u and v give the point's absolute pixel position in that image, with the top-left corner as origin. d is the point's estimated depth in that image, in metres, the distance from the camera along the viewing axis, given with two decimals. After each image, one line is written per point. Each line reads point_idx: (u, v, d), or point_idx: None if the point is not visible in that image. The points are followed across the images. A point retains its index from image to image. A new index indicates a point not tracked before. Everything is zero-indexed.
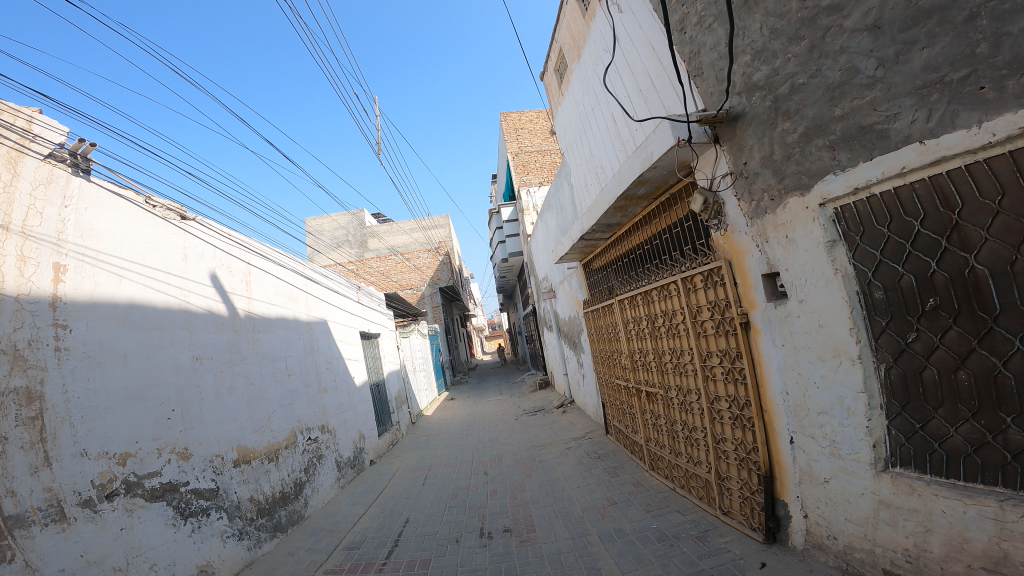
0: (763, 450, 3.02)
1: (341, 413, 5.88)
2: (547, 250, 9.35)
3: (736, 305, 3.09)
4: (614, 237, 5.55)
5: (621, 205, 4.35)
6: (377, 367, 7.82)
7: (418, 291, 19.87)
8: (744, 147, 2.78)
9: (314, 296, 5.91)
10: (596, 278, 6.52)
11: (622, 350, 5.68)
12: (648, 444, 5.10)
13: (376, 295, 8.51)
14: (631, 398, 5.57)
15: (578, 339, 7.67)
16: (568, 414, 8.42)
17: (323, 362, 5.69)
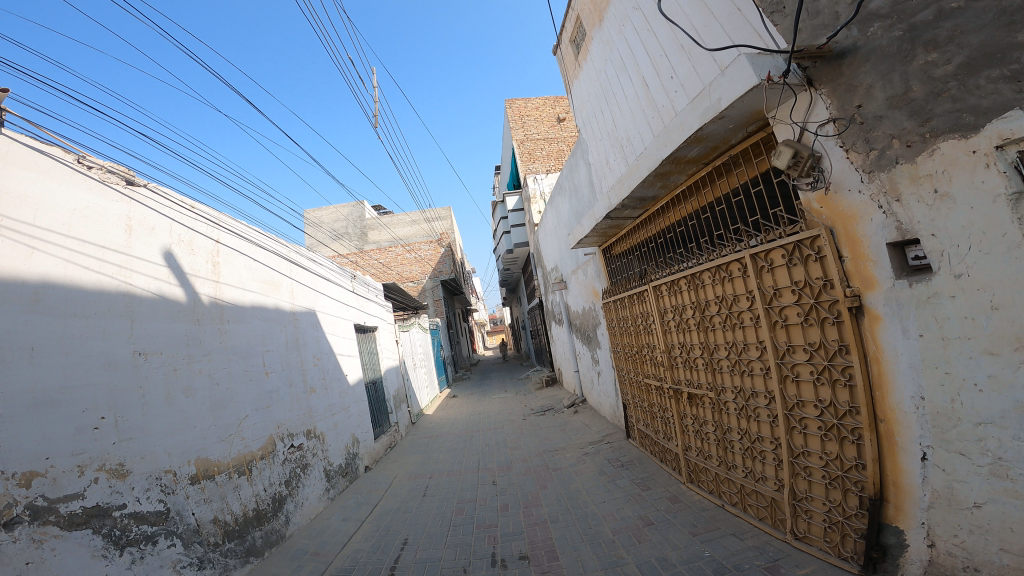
0: (875, 468, 2.51)
1: (333, 415, 5.29)
2: (557, 238, 8.68)
3: (844, 286, 2.57)
4: (644, 216, 4.95)
5: (662, 172, 3.76)
6: (374, 362, 7.17)
7: (418, 284, 19.17)
8: (856, 87, 2.30)
9: (300, 286, 5.22)
10: (617, 264, 5.90)
11: (652, 345, 5.10)
12: (688, 450, 4.53)
13: (374, 285, 7.84)
14: (664, 397, 4.94)
15: (592, 332, 7.01)
16: (580, 415, 7.77)
17: (311, 357, 5.08)
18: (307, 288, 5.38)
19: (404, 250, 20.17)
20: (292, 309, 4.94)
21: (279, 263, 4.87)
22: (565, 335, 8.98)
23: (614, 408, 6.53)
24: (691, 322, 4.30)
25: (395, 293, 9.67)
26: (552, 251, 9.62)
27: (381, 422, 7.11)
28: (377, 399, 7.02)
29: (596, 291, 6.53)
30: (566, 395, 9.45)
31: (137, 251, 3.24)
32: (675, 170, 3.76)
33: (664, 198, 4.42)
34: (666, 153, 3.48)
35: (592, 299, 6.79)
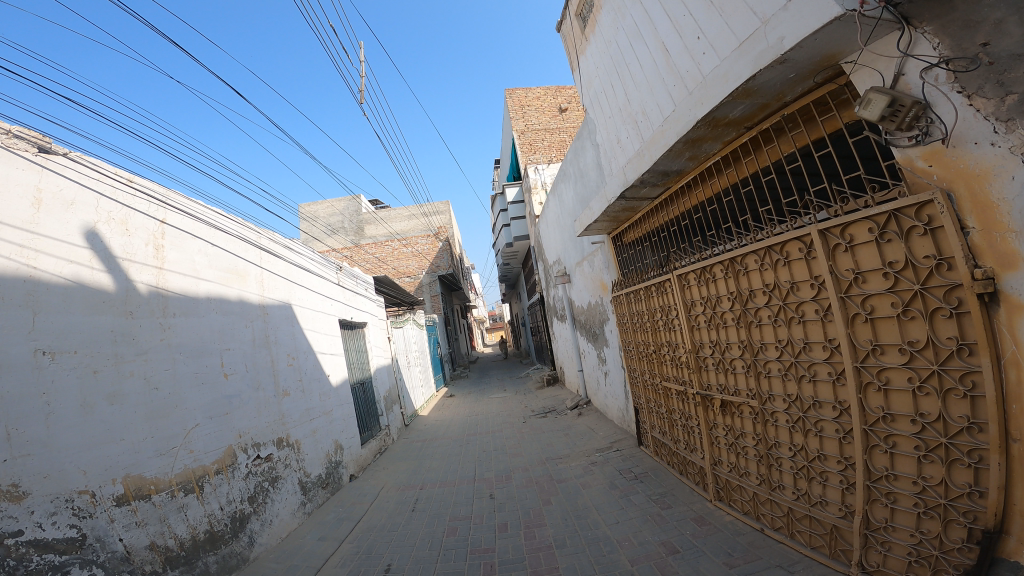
0: (999, 497, 2.16)
1: (317, 422, 4.98)
2: (561, 229, 8.14)
3: (973, 265, 2.13)
4: (663, 198, 4.43)
5: (693, 138, 3.26)
6: (362, 361, 6.62)
7: (416, 279, 18.61)
8: (978, 23, 1.91)
9: (272, 274, 4.86)
10: (628, 254, 5.39)
11: (673, 344, 4.66)
12: (721, 468, 4.12)
13: (363, 278, 7.29)
14: (689, 405, 4.51)
15: (599, 328, 6.48)
16: (585, 417, 7.24)
17: (286, 356, 4.74)
18: (282, 277, 5.03)
19: (401, 244, 19.59)
20: (263, 299, 4.65)
21: (245, 247, 4.61)
22: (568, 331, 8.43)
23: (624, 411, 6.01)
24: (734, 318, 3.84)
25: (389, 288, 9.12)
26: (555, 243, 9.06)
27: (371, 426, 6.59)
28: (366, 400, 6.48)
29: (604, 283, 5.99)
30: (569, 395, 8.91)
31: (49, 229, 3.09)
32: (710, 137, 3.26)
33: (691, 174, 3.90)
34: (702, 114, 2.99)
35: (599, 292, 6.25)
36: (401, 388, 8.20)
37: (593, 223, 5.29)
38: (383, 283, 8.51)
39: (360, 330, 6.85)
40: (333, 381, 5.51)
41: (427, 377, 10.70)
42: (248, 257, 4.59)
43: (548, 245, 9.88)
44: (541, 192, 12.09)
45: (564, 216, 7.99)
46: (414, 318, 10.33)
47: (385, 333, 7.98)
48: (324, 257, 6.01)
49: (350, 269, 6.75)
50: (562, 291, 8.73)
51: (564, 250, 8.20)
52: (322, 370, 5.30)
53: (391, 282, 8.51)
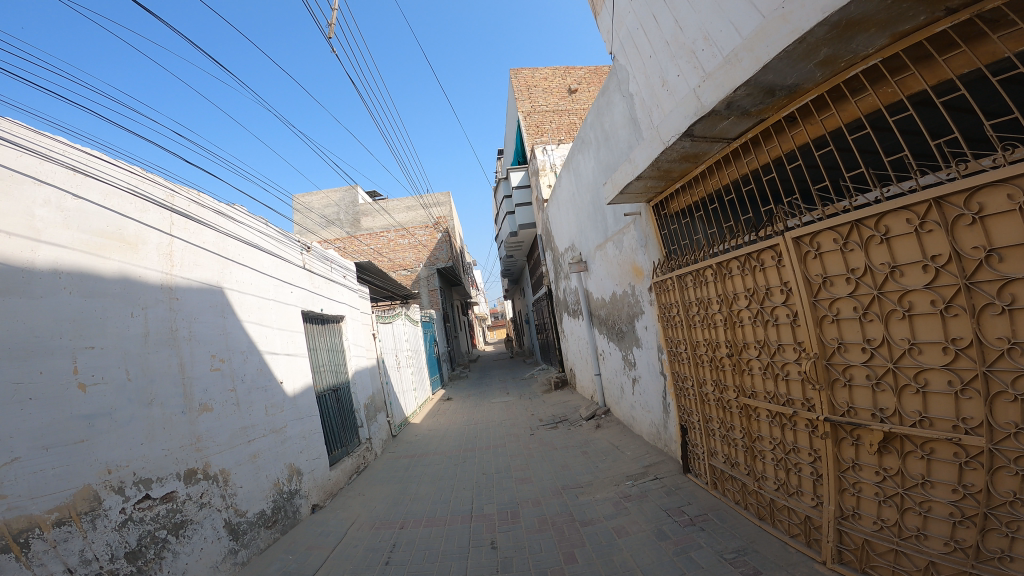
0: None
1: (256, 444, 3.76)
2: (579, 209, 6.91)
3: None
4: (745, 141, 3.14)
5: (849, 22, 2.00)
6: (335, 361, 5.37)
7: (413, 272, 17.39)
8: None
9: (183, 244, 3.60)
10: (680, 227, 4.12)
11: (784, 345, 3.25)
12: (865, 525, 2.77)
13: (339, 260, 6.05)
14: (791, 432, 3.25)
15: (626, 324, 5.22)
16: (606, 432, 6.00)
17: (202, 358, 3.50)
18: (206, 249, 3.79)
19: (397, 235, 18.34)
20: (168, 277, 3.42)
21: (141, 204, 3.35)
22: (585, 328, 7.16)
23: (660, 427, 4.79)
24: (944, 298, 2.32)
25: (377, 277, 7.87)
26: (568, 224, 7.78)
27: (345, 443, 5.33)
28: (338, 410, 5.24)
29: (636, 265, 4.72)
30: (583, 403, 7.69)
31: None
32: (877, 21, 2.01)
33: (814, 92, 2.61)
34: None
35: (627, 277, 4.96)
36: (388, 392, 6.95)
37: (630, 188, 4.00)
38: (368, 271, 7.27)
39: (333, 323, 5.58)
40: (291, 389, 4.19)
41: (421, 379, 9.48)
42: (144, 220, 3.35)
43: (560, 230, 8.61)
44: (550, 175, 10.87)
45: (582, 192, 6.73)
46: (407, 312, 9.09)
47: (367, 329, 6.70)
48: (282, 236, 4.78)
49: (320, 249, 5.50)
50: (576, 281, 7.45)
51: (581, 231, 6.92)
52: (274, 376, 3.95)
53: (379, 271, 7.26)
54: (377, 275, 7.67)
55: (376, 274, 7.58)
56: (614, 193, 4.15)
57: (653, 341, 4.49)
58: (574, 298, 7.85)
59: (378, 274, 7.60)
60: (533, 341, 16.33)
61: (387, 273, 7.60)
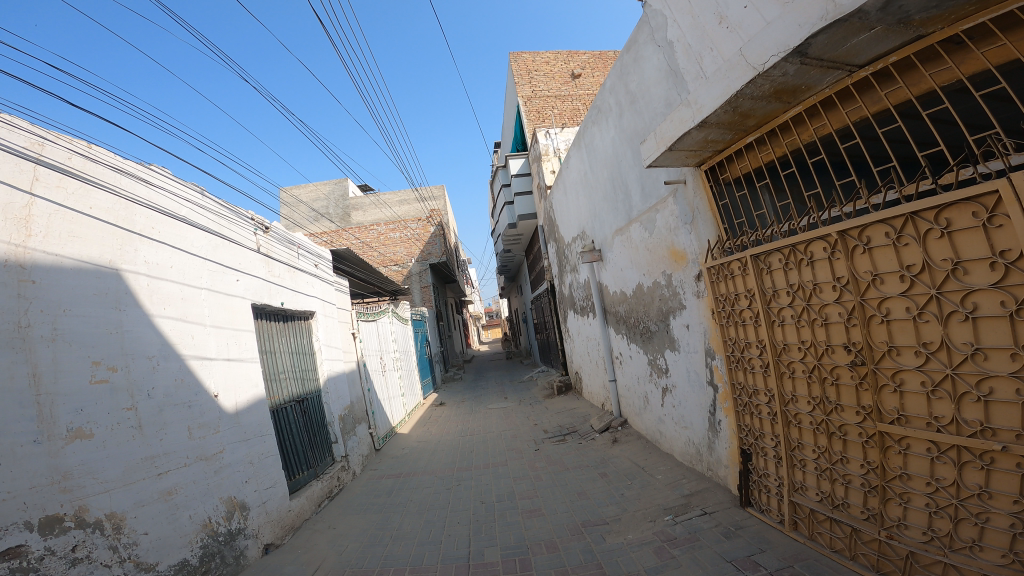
0: None
1: (170, 479, 2.64)
2: (593, 191, 5.96)
3: None
4: (878, 69, 2.12)
5: None
6: (299, 365, 4.37)
7: (404, 267, 16.35)
8: None
9: (53, 206, 2.37)
10: (745, 194, 3.10)
11: (897, 342, 2.05)
12: (988, 558, 1.81)
13: (304, 243, 4.98)
14: (909, 462, 2.07)
15: (653, 322, 4.27)
16: (626, 449, 5.07)
17: (75, 367, 2.30)
18: (96, 217, 2.57)
19: (388, 228, 17.00)
20: (18, 251, 2.20)
21: None
22: (597, 328, 6.18)
23: (701, 448, 3.86)
24: None
25: (359, 269, 6.84)
26: (578, 208, 6.76)
27: (311, 464, 4.35)
28: (302, 425, 4.26)
29: (673, 247, 3.72)
30: (593, 411, 6.74)
31: None
32: None
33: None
34: None
35: (660, 263, 3.96)
36: (370, 399, 5.95)
37: (684, 146, 3.01)
38: (348, 261, 6.24)
39: (296, 320, 4.54)
40: (230, 404, 3.20)
41: (410, 382, 8.52)
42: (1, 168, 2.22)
43: (567, 217, 7.58)
44: (553, 161, 9.93)
45: (598, 167, 5.71)
46: (394, 308, 8.08)
47: (344, 327, 5.65)
48: (229, 208, 3.71)
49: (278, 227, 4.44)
50: (585, 275, 6.46)
51: (596, 214, 5.90)
52: (202, 387, 2.95)
53: (360, 260, 6.23)
54: (359, 266, 6.64)
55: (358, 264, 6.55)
56: (659, 152, 3.13)
57: (696, 345, 3.53)
58: (582, 293, 6.89)
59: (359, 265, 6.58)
60: (531, 339, 15.39)
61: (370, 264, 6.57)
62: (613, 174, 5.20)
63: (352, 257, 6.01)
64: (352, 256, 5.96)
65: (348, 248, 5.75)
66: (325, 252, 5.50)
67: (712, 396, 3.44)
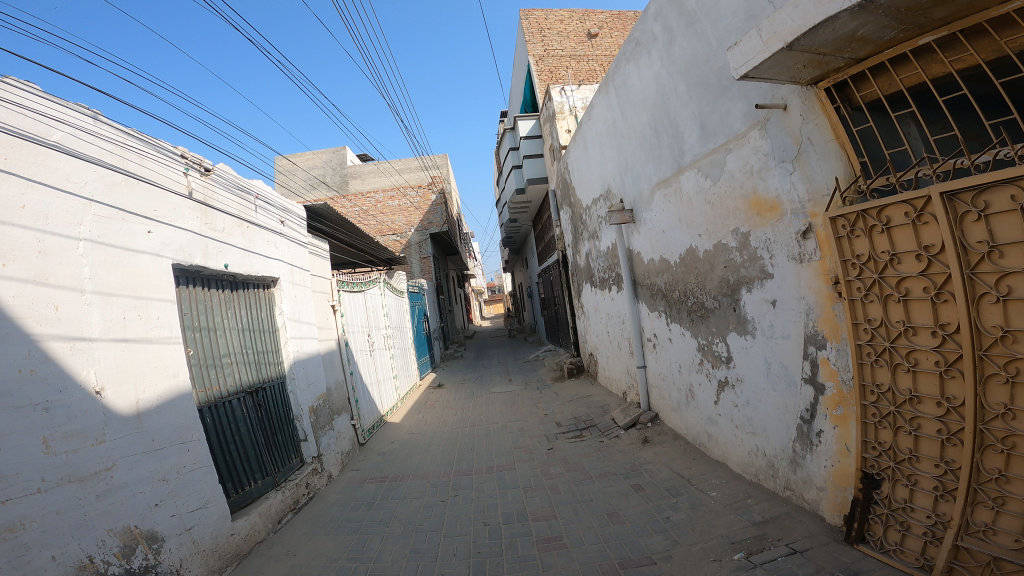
0: None
1: (9, 512, 1.81)
2: (624, 139, 4.87)
3: None
4: None
5: None
6: (251, 347, 3.36)
7: (402, 237, 15.18)
8: None
9: None
10: (899, 118, 2.05)
11: None
12: None
13: (268, 196, 3.85)
14: None
15: (707, 298, 3.22)
16: (662, 452, 4.10)
17: None
18: None
19: (385, 196, 15.82)
20: None
21: None
22: (622, 303, 5.13)
23: (777, 463, 2.89)
24: None
25: (344, 232, 5.70)
26: (604, 164, 5.60)
27: (267, 471, 3.41)
28: (253, 425, 3.28)
29: (759, 197, 2.65)
30: (615, 402, 5.76)
31: None
32: None
33: None
34: None
35: (732, 220, 2.89)
36: (354, 386, 4.97)
37: (809, 46, 1.93)
38: (330, 221, 5.11)
39: (251, 288, 3.49)
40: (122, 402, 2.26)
41: (405, 361, 7.56)
42: None
43: (586, 176, 6.46)
44: (569, 120, 8.57)
45: (632, 111, 4.54)
46: (387, 278, 6.98)
47: (324, 300, 4.58)
48: (144, 138, 2.68)
49: (224, 169, 3.34)
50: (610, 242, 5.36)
51: (629, 170, 4.77)
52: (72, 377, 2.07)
53: (345, 221, 5.10)
54: (344, 228, 5.51)
55: (343, 226, 5.42)
56: (767, 56, 2.03)
57: (790, 330, 2.51)
58: (600, 264, 5.82)
59: (344, 226, 5.44)
60: (536, 315, 14.38)
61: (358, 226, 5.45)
62: (654, 116, 4.05)
63: (333, 215, 4.88)
64: (333, 213, 4.83)
65: (325, 204, 4.62)
66: (298, 207, 4.36)
67: (812, 399, 2.46)
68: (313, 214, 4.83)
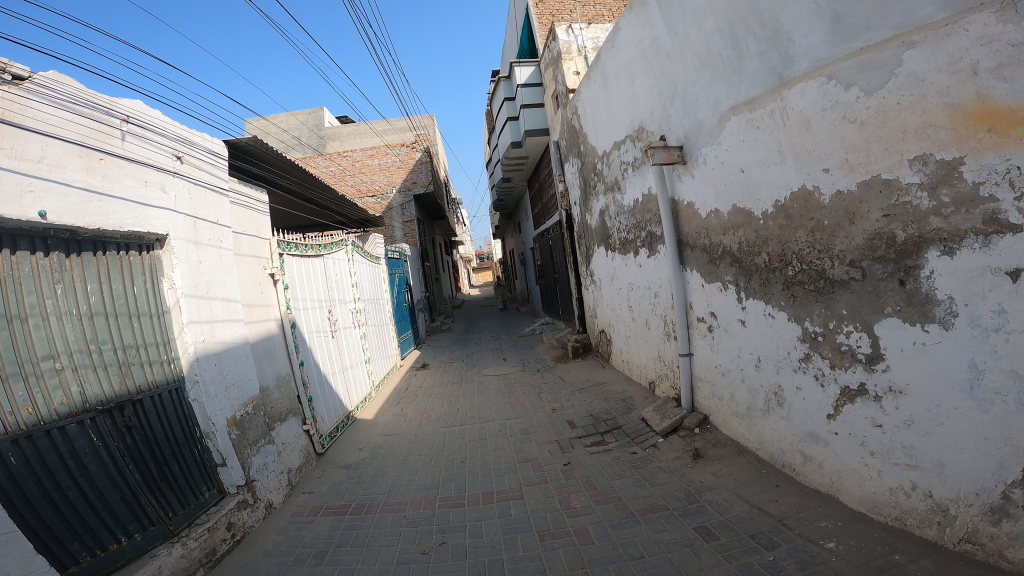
0: None
1: None
2: (664, 59, 3.57)
3: None
4: None
5: None
6: (103, 339, 2.11)
7: (382, 199, 13.72)
8: None
9: None
10: None
11: None
12: None
13: (146, 119, 2.41)
14: None
15: (835, 265, 2.18)
16: (727, 474, 3.04)
17: None
18: None
19: (364, 155, 14.08)
20: None
21: None
22: (659, 273, 3.95)
23: (954, 511, 1.88)
24: None
25: (293, 181, 4.35)
26: (632, 99, 4.27)
27: (150, 518, 2.22)
28: (111, 457, 2.08)
29: (994, 106, 1.67)
30: (640, 397, 4.66)
31: None
32: None
33: None
34: None
35: (912, 144, 1.87)
36: (307, 379, 3.76)
37: None
38: (270, 165, 3.76)
39: (109, 250, 2.19)
40: None
41: (382, 340, 6.37)
42: None
43: (601, 117, 5.15)
44: (577, 62, 6.96)
45: (683, 20, 3.24)
46: (358, 241, 5.67)
47: (258, 268, 3.28)
48: None
49: (51, 76, 1.95)
50: (642, 199, 4.13)
51: (675, 99, 3.48)
52: None
53: (291, 166, 3.77)
54: (292, 176, 4.16)
55: (289, 172, 4.07)
56: None
57: None
58: (624, 225, 4.61)
59: (291, 173, 4.09)
60: (530, 283, 13.16)
61: (311, 173, 4.11)
62: (723, 18, 2.77)
63: (274, 157, 3.55)
64: (273, 154, 3.48)
65: (248, 139, 3.20)
66: (212, 139, 2.91)
67: None
68: (241, 154, 3.47)
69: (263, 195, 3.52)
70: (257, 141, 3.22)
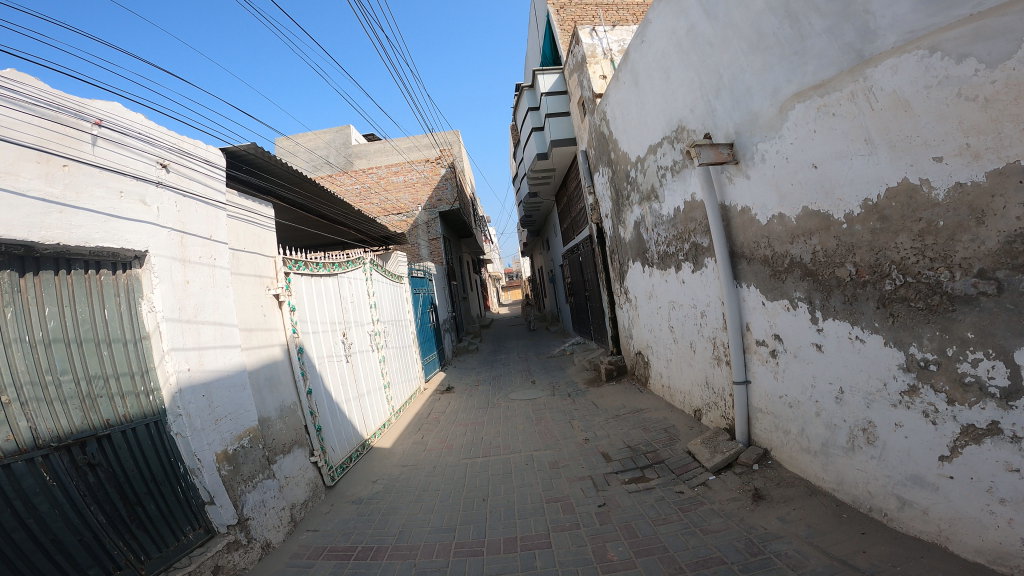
0: None
1: None
2: (706, 48, 3.16)
3: None
4: None
5: None
6: (62, 369, 1.88)
7: (409, 217, 13.62)
8: None
9: None
10: None
11: None
12: None
13: (126, 124, 2.22)
14: None
15: (956, 278, 1.73)
16: (797, 519, 2.51)
17: None
18: None
19: (389, 172, 14.01)
20: None
21: None
22: (705, 288, 3.48)
23: None
24: None
25: (303, 194, 4.15)
26: (668, 97, 3.86)
27: (116, 563, 1.94)
28: (68, 497, 1.82)
29: None
30: (685, 426, 4.15)
31: None
32: None
33: None
34: None
35: None
36: (316, 407, 3.44)
37: None
38: (275, 175, 3.57)
39: (73, 269, 1.97)
40: None
41: (404, 362, 6.04)
42: None
43: (634, 120, 4.76)
44: (604, 65, 6.62)
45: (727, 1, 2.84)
46: (377, 258, 5.38)
47: (260, 288, 3.00)
48: None
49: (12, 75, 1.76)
50: (683, 207, 3.70)
51: (720, 91, 3.06)
52: None
53: (297, 175, 3.56)
54: (301, 188, 3.96)
55: (297, 184, 3.87)
56: None
57: None
58: (663, 236, 4.17)
59: (300, 185, 3.89)
60: (559, 300, 12.68)
61: (320, 184, 3.90)
62: None
63: (277, 165, 3.34)
64: (275, 162, 3.27)
65: (247, 147, 2.98)
66: (207, 148, 2.70)
67: None
68: (240, 165, 3.25)
69: (269, 211, 3.27)
70: (255, 148, 3.00)
